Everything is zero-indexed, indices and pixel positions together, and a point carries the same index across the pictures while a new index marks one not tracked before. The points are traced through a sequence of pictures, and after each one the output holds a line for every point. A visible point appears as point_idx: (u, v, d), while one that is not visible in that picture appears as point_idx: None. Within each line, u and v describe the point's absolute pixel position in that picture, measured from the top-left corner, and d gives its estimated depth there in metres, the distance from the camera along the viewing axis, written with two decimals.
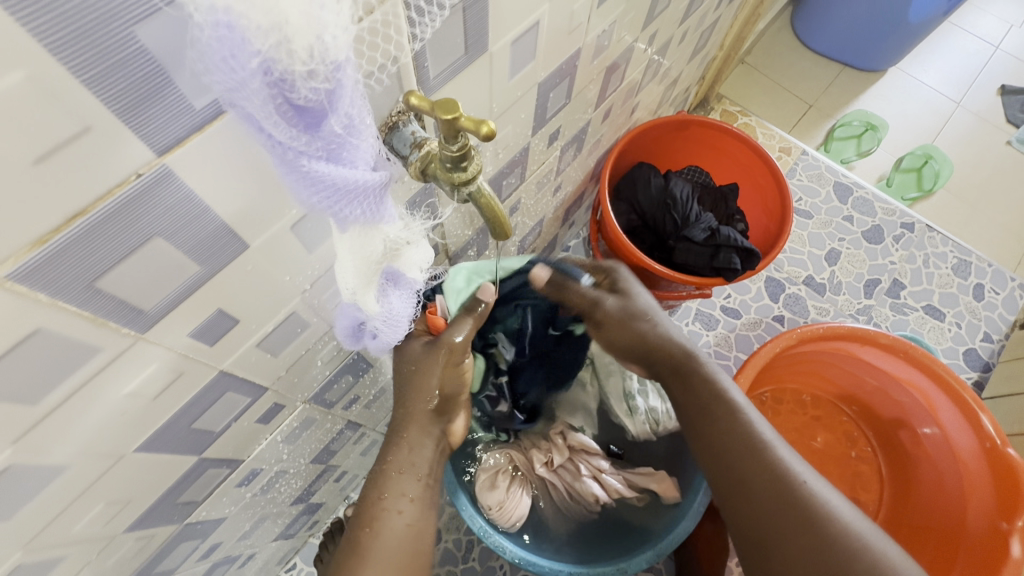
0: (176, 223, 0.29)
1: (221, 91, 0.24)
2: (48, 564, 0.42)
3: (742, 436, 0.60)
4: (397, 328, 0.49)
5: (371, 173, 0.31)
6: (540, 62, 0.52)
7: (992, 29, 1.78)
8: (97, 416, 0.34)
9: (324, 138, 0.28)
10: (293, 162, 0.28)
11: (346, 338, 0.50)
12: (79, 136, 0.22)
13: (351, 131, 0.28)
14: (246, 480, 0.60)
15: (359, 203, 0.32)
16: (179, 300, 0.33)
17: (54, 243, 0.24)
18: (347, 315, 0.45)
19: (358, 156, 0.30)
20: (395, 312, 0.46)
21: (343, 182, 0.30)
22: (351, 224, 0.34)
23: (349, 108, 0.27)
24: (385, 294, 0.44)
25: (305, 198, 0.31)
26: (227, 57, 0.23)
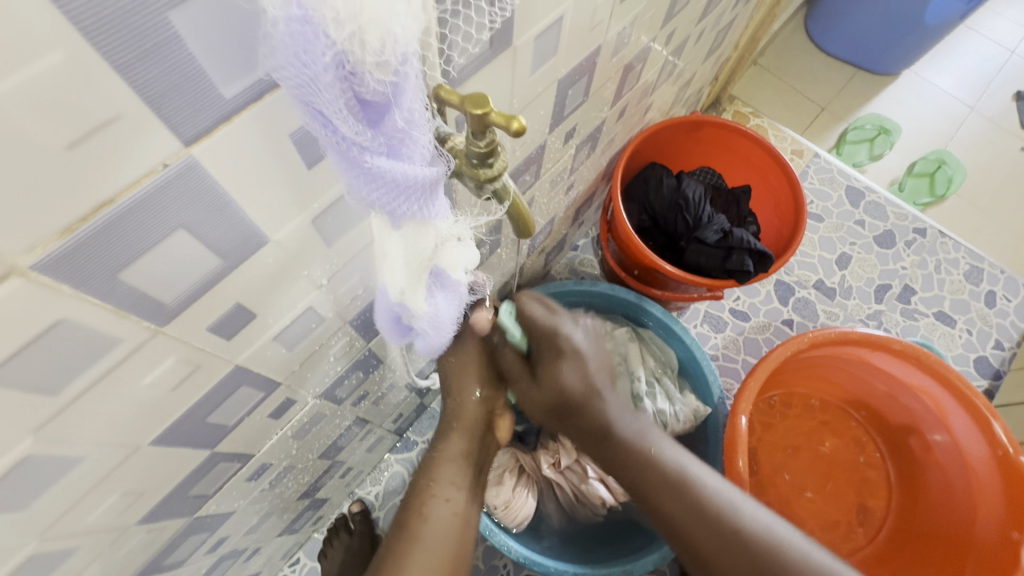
0: (199, 213, 0.28)
1: (288, 88, 0.24)
2: (63, 554, 0.41)
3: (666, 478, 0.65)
4: (441, 330, 0.48)
5: (428, 169, 0.31)
6: (562, 59, 0.51)
7: (1008, 34, 1.76)
8: (115, 408, 0.34)
9: (385, 132, 0.28)
10: (356, 158, 0.27)
11: (391, 333, 0.50)
12: (108, 123, 0.22)
13: (412, 125, 0.28)
14: (256, 474, 0.60)
15: (415, 199, 0.32)
16: (200, 292, 0.32)
17: (80, 232, 0.24)
18: (390, 312, 0.45)
19: (415, 151, 0.30)
20: (441, 315, 0.45)
21: (402, 178, 0.30)
22: (405, 221, 0.33)
23: (412, 104, 0.28)
24: (434, 294, 0.43)
25: (363, 197, 0.30)
26: (300, 53, 0.23)
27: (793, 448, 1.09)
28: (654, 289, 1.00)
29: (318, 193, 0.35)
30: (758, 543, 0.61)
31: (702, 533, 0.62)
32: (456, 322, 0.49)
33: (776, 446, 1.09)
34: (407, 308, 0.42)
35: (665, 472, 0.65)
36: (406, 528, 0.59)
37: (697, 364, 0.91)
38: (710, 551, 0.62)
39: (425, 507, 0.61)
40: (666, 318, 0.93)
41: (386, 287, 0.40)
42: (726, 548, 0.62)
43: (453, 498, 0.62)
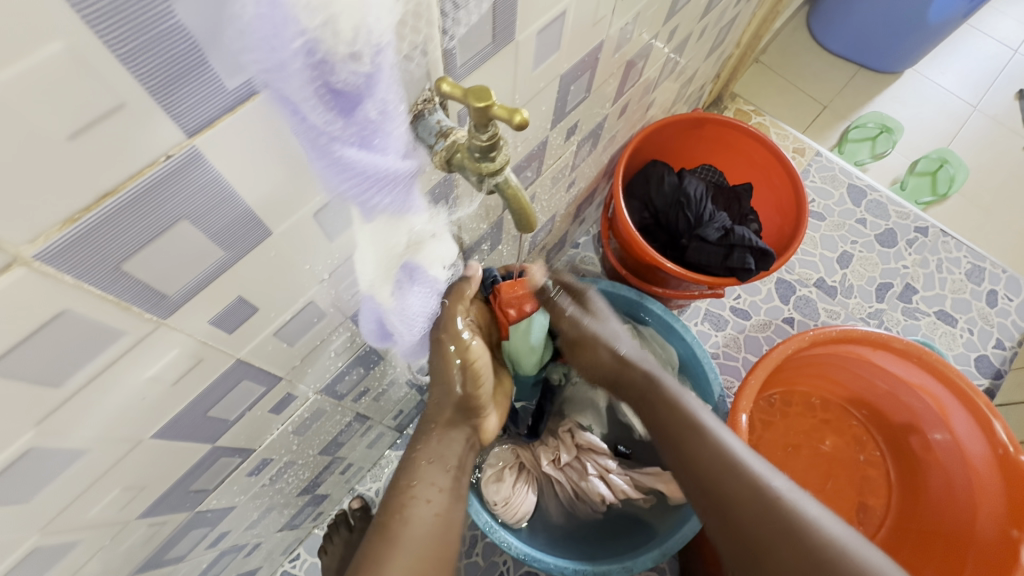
0: (202, 206, 0.28)
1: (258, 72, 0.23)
2: (64, 547, 0.41)
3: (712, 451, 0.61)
4: (412, 329, 0.48)
5: (401, 161, 0.31)
6: (564, 54, 0.51)
7: (1011, 32, 1.76)
8: (116, 401, 0.34)
9: (358, 123, 0.27)
10: (325, 147, 0.27)
11: (372, 340, 0.49)
12: (112, 113, 0.22)
13: (385, 116, 0.28)
14: (257, 469, 0.60)
15: (390, 192, 0.32)
16: (202, 285, 0.32)
17: (84, 222, 0.24)
18: (372, 314, 0.44)
19: (388, 143, 0.29)
20: (415, 312, 0.46)
21: (372, 169, 0.29)
22: (378, 214, 0.33)
23: (385, 94, 0.27)
24: (403, 291, 0.43)
25: (334, 185, 0.30)
26: (268, 37, 0.22)
27: (793, 446, 1.09)
28: (655, 287, 1.00)
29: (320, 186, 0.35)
30: (790, 508, 0.55)
31: (733, 489, 0.58)
32: (425, 321, 0.50)
33: (776, 444, 1.09)
34: (376, 303, 0.42)
35: (699, 427, 0.63)
36: (385, 528, 0.57)
37: (698, 363, 0.91)
38: (740, 513, 0.58)
39: (404, 508, 0.58)
40: (667, 316, 0.93)
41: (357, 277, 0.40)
42: (757, 510, 0.56)
43: (434, 499, 0.60)
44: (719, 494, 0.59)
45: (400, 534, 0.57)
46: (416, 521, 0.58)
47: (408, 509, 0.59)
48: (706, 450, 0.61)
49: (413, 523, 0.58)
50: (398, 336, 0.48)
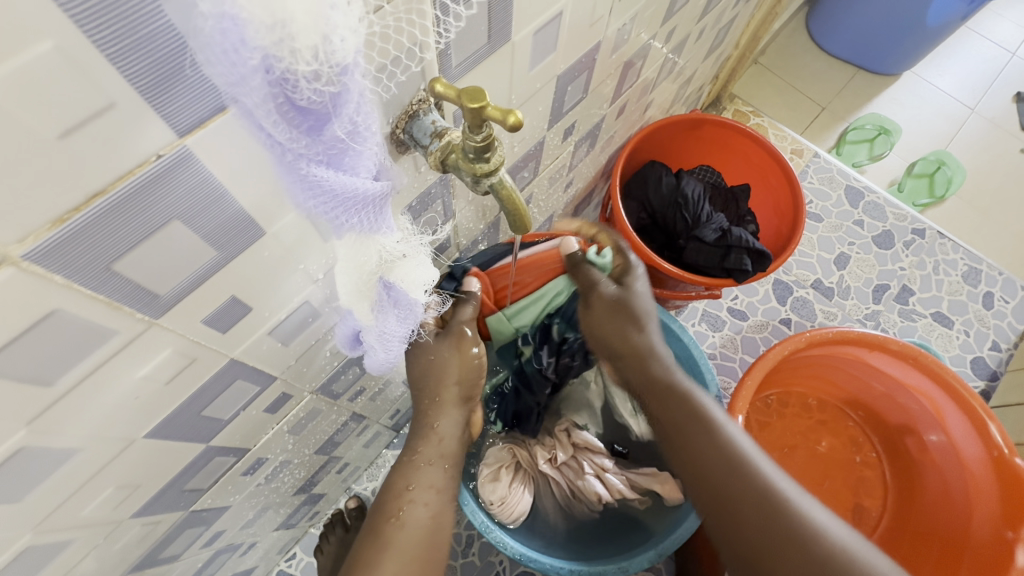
0: (194, 206, 0.28)
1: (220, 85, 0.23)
2: (58, 546, 0.41)
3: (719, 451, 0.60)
4: (393, 348, 0.47)
5: (373, 183, 0.31)
6: (560, 55, 0.51)
7: (1009, 35, 1.76)
8: (109, 400, 0.34)
9: (326, 142, 0.27)
10: (292, 164, 0.27)
11: (342, 346, 0.48)
12: (103, 112, 0.22)
13: (354, 134, 0.28)
14: (251, 469, 0.60)
15: (358, 213, 0.32)
16: (195, 285, 0.32)
17: (74, 222, 0.24)
18: (348, 329, 0.44)
19: (359, 164, 0.30)
20: (391, 332, 0.44)
21: (342, 188, 0.30)
22: (347, 232, 0.34)
23: (354, 114, 0.27)
24: (382, 309, 0.42)
25: (302, 202, 0.30)
26: (229, 50, 0.21)
27: (789, 447, 1.09)
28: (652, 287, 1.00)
29: None
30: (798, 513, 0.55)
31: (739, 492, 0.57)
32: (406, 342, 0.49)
33: (772, 445, 1.09)
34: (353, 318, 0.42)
35: (711, 429, 0.61)
36: (379, 532, 0.57)
37: (695, 363, 0.91)
38: (745, 519, 0.56)
39: (401, 511, 0.58)
40: (664, 316, 0.93)
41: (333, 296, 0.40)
42: (764, 516, 0.55)
43: (432, 501, 0.60)
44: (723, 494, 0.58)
45: (395, 537, 0.57)
46: (411, 522, 0.58)
47: (404, 512, 0.58)
48: (716, 453, 0.60)
49: (408, 525, 0.58)
50: (379, 358, 0.47)
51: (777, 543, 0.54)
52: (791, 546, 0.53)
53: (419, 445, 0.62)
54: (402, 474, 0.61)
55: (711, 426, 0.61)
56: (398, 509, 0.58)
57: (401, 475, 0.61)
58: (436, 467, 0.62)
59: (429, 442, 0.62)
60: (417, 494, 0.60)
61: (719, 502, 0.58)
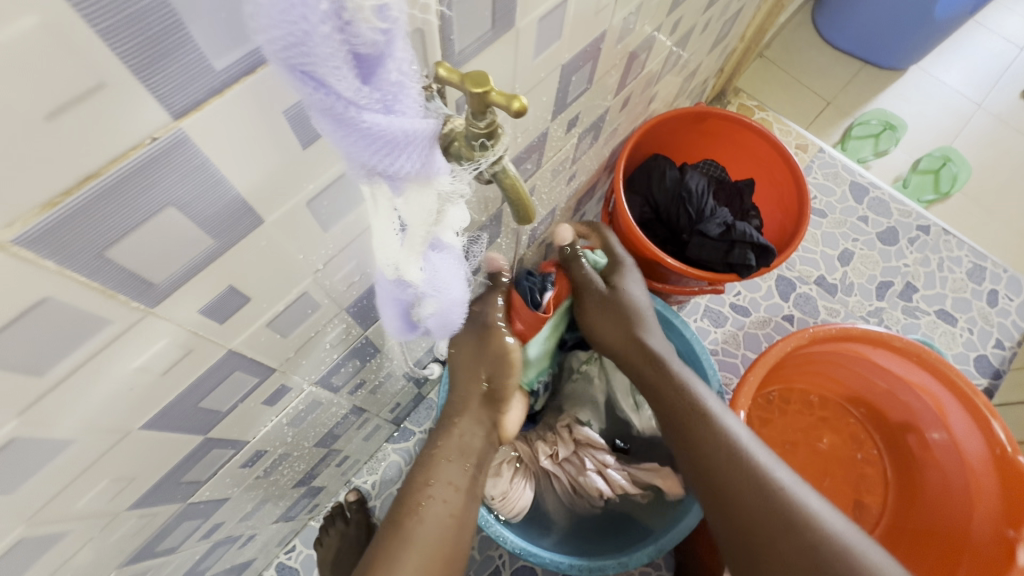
0: (191, 191, 0.28)
1: (274, 51, 0.23)
2: (52, 538, 0.41)
3: (721, 446, 0.65)
4: (450, 302, 0.46)
5: (424, 124, 0.30)
6: (565, 43, 0.50)
7: (1017, 30, 1.75)
8: (104, 391, 0.33)
9: (380, 88, 0.26)
10: (352, 119, 0.26)
11: (393, 326, 0.48)
12: (93, 91, 0.21)
13: (405, 77, 0.27)
14: (250, 461, 0.59)
15: (417, 155, 0.30)
16: (191, 274, 0.32)
17: (64, 206, 0.23)
18: (395, 301, 0.44)
19: (410, 108, 0.28)
20: (442, 278, 0.43)
21: (402, 137, 0.28)
22: (406, 183, 0.32)
23: (403, 53, 0.26)
24: (431, 261, 0.41)
25: (358, 161, 0.29)
26: (288, 8, 0.21)
27: (790, 444, 1.09)
28: (655, 282, 0.99)
29: (314, 173, 0.34)
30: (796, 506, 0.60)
31: (743, 487, 0.62)
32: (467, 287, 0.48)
33: (773, 443, 1.09)
34: (407, 282, 0.41)
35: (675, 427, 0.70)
36: (398, 525, 0.58)
37: (697, 360, 0.90)
38: (737, 493, 0.62)
39: (420, 505, 0.60)
40: (666, 311, 0.92)
41: (381, 264, 0.39)
42: (757, 497, 0.61)
43: (451, 499, 0.61)
44: (724, 488, 0.63)
45: (413, 532, 0.58)
46: (429, 518, 0.59)
47: (423, 508, 0.60)
48: (717, 448, 0.65)
49: (427, 520, 0.59)
50: (438, 313, 0.47)
51: (769, 523, 0.60)
52: (784, 526, 0.59)
53: (440, 441, 0.65)
54: (422, 469, 0.63)
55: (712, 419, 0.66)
56: (418, 504, 0.60)
57: (420, 471, 0.63)
58: (455, 465, 0.64)
59: (449, 438, 0.65)
60: (435, 490, 0.61)
61: (719, 493, 0.64)
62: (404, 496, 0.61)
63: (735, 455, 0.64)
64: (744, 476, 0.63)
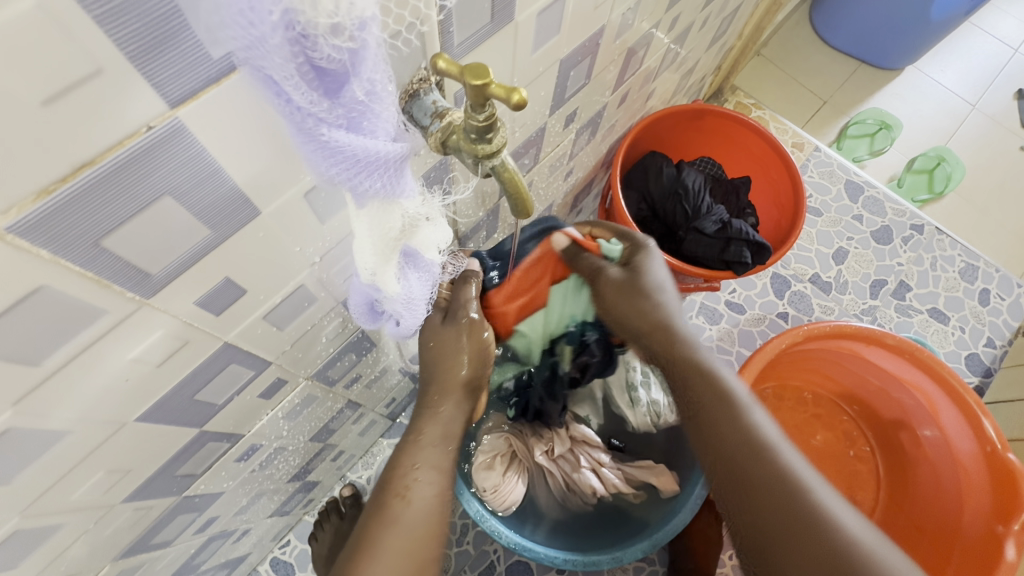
0: (187, 181, 0.27)
1: (239, 51, 0.23)
2: (46, 530, 0.41)
3: (742, 432, 0.55)
4: (415, 312, 0.47)
5: (395, 145, 0.30)
6: (564, 38, 0.50)
7: (1012, 32, 1.75)
8: (99, 382, 0.33)
9: (345, 104, 0.26)
10: (312, 130, 0.27)
11: (362, 321, 0.49)
12: (89, 78, 0.21)
13: (375, 98, 0.27)
14: (245, 455, 0.59)
15: (379, 177, 0.31)
16: (187, 265, 0.31)
17: (60, 194, 0.23)
18: (362, 297, 0.45)
19: (380, 127, 0.28)
20: (413, 294, 0.44)
21: (364, 153, 0.29)
22: (369, 199, 0.33)
23: (373, 73, 0.26)
24: (406, 275, 0.42)
25: (323, 171, 0.29)
26: (245, 11, 0.22)
27: None
28: None
29: None
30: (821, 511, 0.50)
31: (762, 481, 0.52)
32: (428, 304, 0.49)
33: None
34: (379, 289, 0.41)
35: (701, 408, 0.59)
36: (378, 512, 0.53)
37: None
38: (756, 487, 0.53)
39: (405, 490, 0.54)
40: None
41: (357, 268, 0.39)
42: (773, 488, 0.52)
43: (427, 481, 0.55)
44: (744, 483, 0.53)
45: (401, 515, 0.52)
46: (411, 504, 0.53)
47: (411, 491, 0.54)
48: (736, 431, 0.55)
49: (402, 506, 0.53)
50: (405, 321, 0.47)
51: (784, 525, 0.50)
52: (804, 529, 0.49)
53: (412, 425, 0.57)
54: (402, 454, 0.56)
55: (738, 404, 0.57)
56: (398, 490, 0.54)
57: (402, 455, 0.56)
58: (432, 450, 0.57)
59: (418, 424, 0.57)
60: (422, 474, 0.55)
61: (742, 490, 0.54)
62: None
63: (755, 446, 0.54)
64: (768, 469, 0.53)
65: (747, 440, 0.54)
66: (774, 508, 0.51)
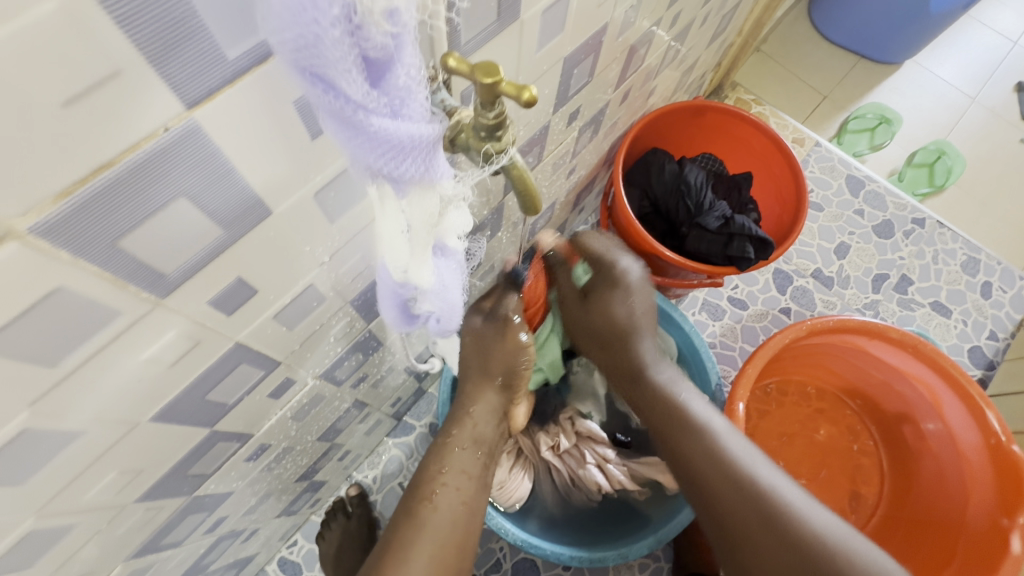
0: (202, 182, 0.28)
1: (287, 51, 0.23)
2: (59, 531, 0.41)
3: (704, 452, 0.63)
4: (447, 302, 0.47)
5: (429, 127, 0.31)
6: (567, 36, 0.50)
7: (1011, 24, 1.75)
8: (114, 383, 0.33)
9: (388, 92, 0.27)
10: (361, 122, 0.27)
11: (394, 323, 0.49)
12: (107, 81, 0.21)
13: (413, 82, 0.28)
14: (255, 454, 0.59)
15: (420, 160, 0.31)
16: (201, 265, 0.32)
17: (78, 196, 0.23)
18: (394, 295, 0.44)
19: (417, 111, 0.29)
20: (446, 282, 0.44)
21: (407, 140, 0.29)
22: (410, 186, 0.33)
23: (412, 59, 0.27)
24: (436, 264, 0.42)
25: (364, 161, 0.30)
26: (302, 9, 0.22)
27: (787, 435, 1.10)
28: (654, 275, 0.99)
29: (323, 164, 0.34)
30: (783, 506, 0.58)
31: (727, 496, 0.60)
32: (460, 291, 0.49)
33: (772, 434, 1.09)
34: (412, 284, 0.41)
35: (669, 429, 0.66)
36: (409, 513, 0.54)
37: (695, 353, 0.90)
38: (724, 498, 0.60)
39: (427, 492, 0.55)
40: (664, 304, 0.92)
41: (389, 267, 0.39)
42: (739, 499, 0.59)
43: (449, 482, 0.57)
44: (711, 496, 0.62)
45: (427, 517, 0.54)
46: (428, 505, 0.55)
47: (417, 493, 0.55)
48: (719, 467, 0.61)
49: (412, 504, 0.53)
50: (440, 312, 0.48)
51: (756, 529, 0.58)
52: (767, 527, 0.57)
53: None
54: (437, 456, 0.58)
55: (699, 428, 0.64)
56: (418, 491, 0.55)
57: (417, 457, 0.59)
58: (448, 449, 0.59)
59: None
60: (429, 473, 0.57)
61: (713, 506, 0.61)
62: (418, 483, 0.57)
63: (717, 463, 0.61)
64: (728, 483, 0.60)
65: (709, 455, 0.62)
66: (743, 506, 0.59)
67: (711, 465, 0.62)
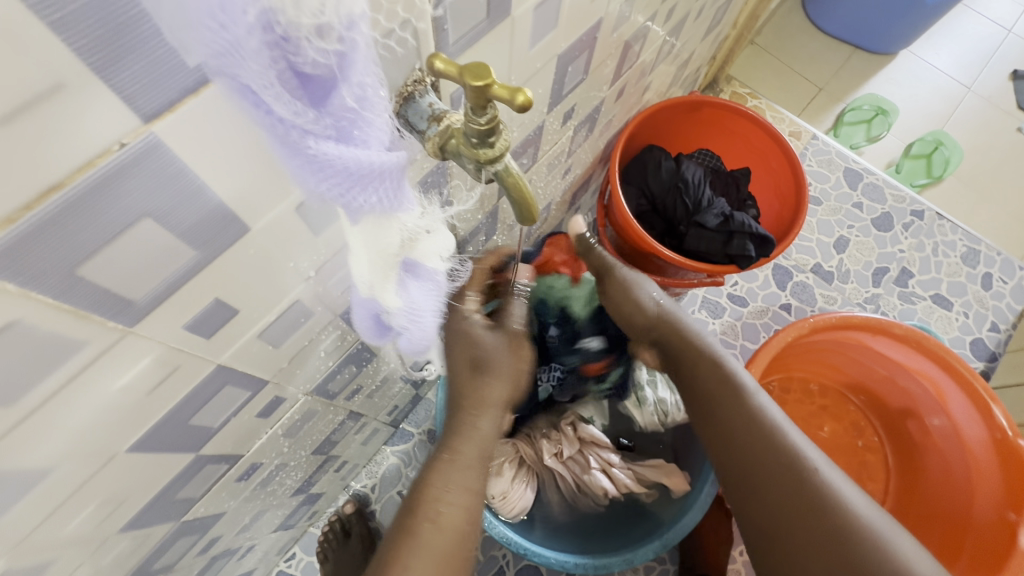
0: (168, 201, 0.26)
1: (208, 59, 0.21)
2: (36, 568, 0.38)
3: (751, 422, 0.61)
4: (422, 324, 0.44)
5: (388, 155, 0.28)
6: (561, 32, 0.48)
7: (1004, 12, 1.74)
8: (85, 415, 0.31)
9: (333, 113, 0.24)
10: (299, 143, 0.24)
11: (367, 336, 0.47)
12: (49, 95, 0.19)
13: (363, 104, 0.25)
14: (246, 474, 0.57)
15: (375, 190, 0.29)
16: (174, 288, 0.29)
17: (24, 223, 0.21)
18: (364, 311, 0.42)
19: (371, 136, 0.26)
20: (419, 306, 0.41)
21: (357, 167, 0.26)
22: (363, 215, 0.30)
23: (362, 77, 0.24)
24: (408, 287, 0.39)
25: (312, 188, 0.27)
26: (215, 11, 0.19)
27: None
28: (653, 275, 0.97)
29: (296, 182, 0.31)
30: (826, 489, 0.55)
31: (774, 471, 0.57)
32: (438, 316, 0.46)
33: None
34: (377, 302, 0.40)
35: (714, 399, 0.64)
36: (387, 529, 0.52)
37: None
38: (769, 470, 0.58)
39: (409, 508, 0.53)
40: None
41: (354, 282, 0.37)
42: (780, 478, 0.57)
43: None
44: (753, 472, 0.59)
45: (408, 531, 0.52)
46: None
47: None
48: (777, 462, 0.57)
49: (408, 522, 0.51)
50: (411, 335, 0.45)
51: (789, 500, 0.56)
52: (807, 508, 0.55)
53: None
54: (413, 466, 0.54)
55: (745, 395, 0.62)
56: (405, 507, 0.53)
57: None
58: None
59: None
60: None
61: (750, 477, 0.59)
62: None
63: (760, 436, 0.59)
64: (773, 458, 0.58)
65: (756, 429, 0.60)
66: (777, 486, 0.57)
67: (760, 439, 0.59)
